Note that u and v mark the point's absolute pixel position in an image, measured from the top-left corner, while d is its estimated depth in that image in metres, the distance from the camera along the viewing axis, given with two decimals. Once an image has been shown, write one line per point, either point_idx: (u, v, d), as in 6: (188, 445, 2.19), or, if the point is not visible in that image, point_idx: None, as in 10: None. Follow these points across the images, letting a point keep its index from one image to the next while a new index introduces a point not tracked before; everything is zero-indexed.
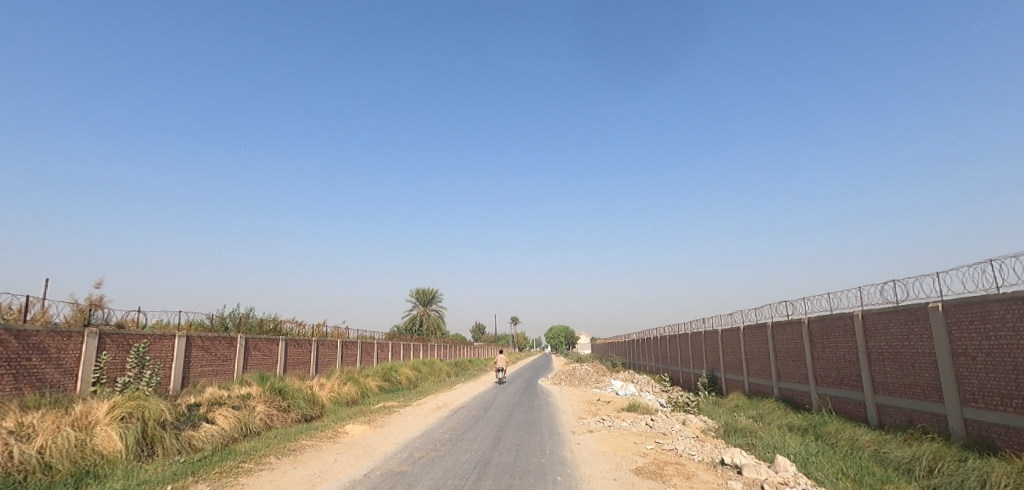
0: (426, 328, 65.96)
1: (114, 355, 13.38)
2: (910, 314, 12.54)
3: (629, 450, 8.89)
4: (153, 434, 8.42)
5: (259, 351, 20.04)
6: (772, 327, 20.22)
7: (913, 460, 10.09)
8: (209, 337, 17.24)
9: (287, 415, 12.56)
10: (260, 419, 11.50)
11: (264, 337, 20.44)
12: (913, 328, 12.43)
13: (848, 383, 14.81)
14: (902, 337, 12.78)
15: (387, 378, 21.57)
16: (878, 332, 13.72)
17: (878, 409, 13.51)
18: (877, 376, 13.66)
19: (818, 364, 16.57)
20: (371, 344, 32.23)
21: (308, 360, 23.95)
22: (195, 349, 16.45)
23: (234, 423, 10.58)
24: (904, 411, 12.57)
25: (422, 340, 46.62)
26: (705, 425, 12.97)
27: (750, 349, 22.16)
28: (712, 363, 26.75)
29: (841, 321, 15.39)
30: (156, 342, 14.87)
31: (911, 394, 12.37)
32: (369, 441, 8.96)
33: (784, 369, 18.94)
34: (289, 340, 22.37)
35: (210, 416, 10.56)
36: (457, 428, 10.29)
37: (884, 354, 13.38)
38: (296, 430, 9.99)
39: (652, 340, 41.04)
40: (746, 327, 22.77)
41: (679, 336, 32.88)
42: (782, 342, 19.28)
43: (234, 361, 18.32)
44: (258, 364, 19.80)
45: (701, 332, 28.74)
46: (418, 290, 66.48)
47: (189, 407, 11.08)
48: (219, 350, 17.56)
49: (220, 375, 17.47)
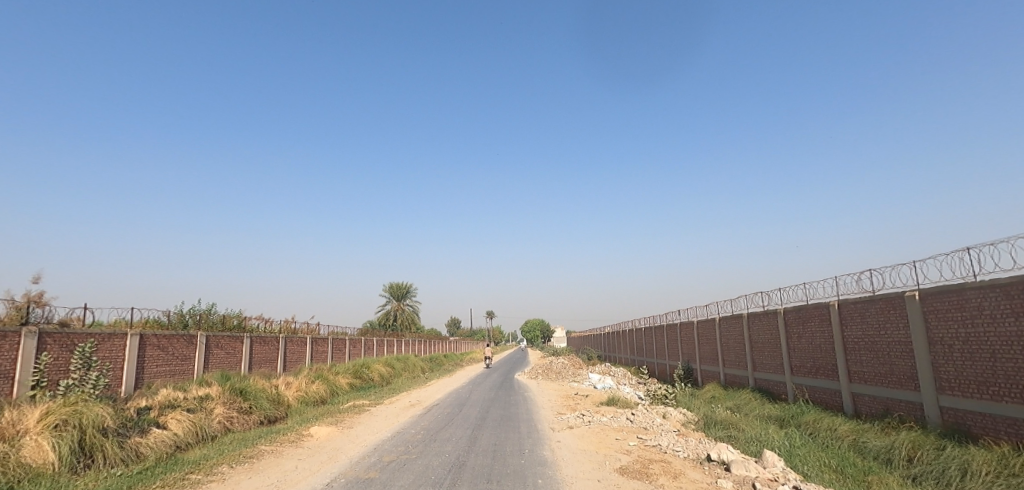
0: (400, 323, 64.97)
1: (57, 356, 12.41)
2: (886, 302, 12.48)
3: (611, 448, 8.50)
4: (92, 443, 7.69)
5: (222, 349, 19.10)
6: (748, 318, 20.20)
7: (892, 450, 9.96)
8: (166, 335, 16.28)
9: (248, 417, 11.81)
10: (217, 423, 10.77)
11: (227, 334, 19.51)
12: (889, 316, 12.38)
13: (824, 373, 14.80)
14: (879, 326, 12.73)
15: (358, 375, 20.87)
16: (854, 322, 13.66)
17: (854, 398, 13.48)
18: (853, 365, 13.62)
19: (794, 353, 16.54)
20: (343, 340, 31.37)
21: (275, 358, 23.04)
22: (150, 348, 15.50)
23: (188, 427, 9.85)
24: (880, 400, 12.54)
25: (396, 336, 45.80)
26: (684, 418, 12.71)
27: (726, 340, 22.14)
28: (687, 354, 26.79)
29: (817, 311, 15.33)
30: (105, 342, 13.90)
31: (887, 383, 12.33)
32: (335, 445, 8.32)
33: (760, 359, 18.93)
34: (254, 338, 21.44)
35: (160, 421, 9.79)
36: (430, 428, 9.79)
37: (861, 343, 13.33)
38: (255, 434, 9.29)
39: (627, 332, 41.05)
40: (722, 318, 22.74)
41: (654, 328, 32.89)
42: (758, 333, 19.25)
43: (194, 360, 17.38)
44: (220, 364, 18.87)
45: (676, 323, 28.75)
46: (391, 284, 65.38)
47: (138, 411, 10.29)
48: (177, 348, 16.62)
49: (179, 376, 16.53)
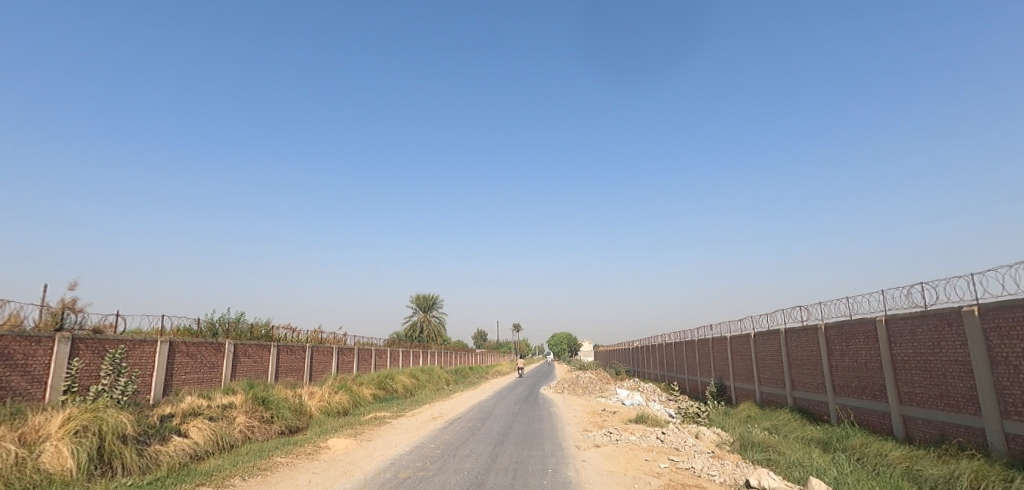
0: (427, 335, 65.05)
1: (88, 362, 12.56)
2: (941, 319, 11.63)
3: (641, 469, 7.98)
4: (111, 450, 7.62)
5: (249, 358, 19.22)
6: (785, 334, 19.30)
7: (952, 480, 9.15)
8: (195, 342, 16.42)
9: (270, 426, 11.68)
10: (238, 432, 10.67)
11: (254, 343, 19.63)
12: (944, 334, 11.53)
13: (871, 393, 13.90)
14: (932, 344, 11.87)
15: (382, 387, 20.71)
16: (904, 339, 12.80)
17: (905, 422, 12.59)
18: (903, 386, 12.74)
19: (837, 372, 15.63)
20: (369, 351, 31.38)
21: (302, 367, 23.11)
22: (179, 355, 15.64)
23: (209, 436, 9.77)
24: (935, 424, 11.65)
25: (422, 347, 45.76)
26: (719, 438, 12.05)
27: (762, 357, 21.20)
28: (720, 371, 25.80)
29: (862, 327, 14.46)
30: (135, 348, 14.06)
31: (943, 406, 11.45)
32: (351, 458, 8.04)
33: (798, 377, 18.01)
34: (281, 347, 21.54)
35: (182, 429, 9.72)
36: (451, 443, 9.46)
37: (912, 362, 12.46)
38: (273, 445, 9.14)
39: (657, 347, 40.00)
40: (757, 333, 21.84)
41: (685, 343, 31.92)
42: (797, 350, 18.33)
43: (222, 368, 17.50)
44: (247, 372, 18.96)
45: (708, 338, 27.80)
46: (418, 296, 65.61)
47: (161, 418, 10.27)
48: (205, 356, 16.75)
49: (206, 383, 16.64)
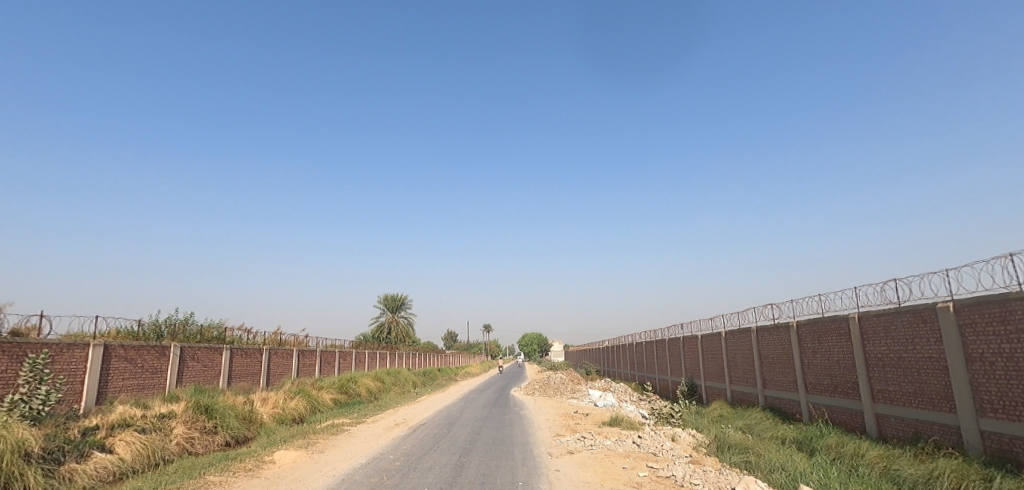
0: (394, 336, 63.70)
1: (5, 368, 11.27)
2: (915, 315, 11.43)
3: (618, 480, 7.36)
4: (9, 472, 6.64)
5: (198, 362, 17.95)
6: (757, 332, 19.11)
7: (932, 480, 8.87)
8: (135, 346, 15.13)
9: (212, 437, 10.62)
10: (174, 445, 9.63)
11: (204, 345, 18.35)
12: (918, 331, 11.34)
13: (844, 391, 13.71)
14: (906, 340, 11.68)
15: (344, 391, 19.71)
16: (877, 336, 12.60)
17: (878, 420, 12.40)
18: (876, 383, 12.55)
19: (809, 370, 15.44)
20: (332, 353, 30.15)
21: (258, 371, 21.85)
22: (116, 359, 14.36)
23: (137, 451, 8.74)
24: (909, 422, 11.45)
25: (389, 348, 44.56)
26: (694, 440, 11.60)
27: (733, 355, 21.02)
28: (691, 370, 25.63)
29: (835, 324, 14.27)
30: (62, 353, 12.79)
31: (917, 404, 11.25)
32: (297, 474, 7.15)
33: (770, 376, 17.81)
34: (234, 350, 20.25)
35: (106, 443, 8.66)
36: (412, 453, 8.70)
37: (885, 360, 12.26)
38: (208, 461, 8.17)
39: (628, 346, 39.86)
40: (728, 332, 21.66)
41: (656, 342, 31.76)
42: (768, 348, 18.13)
43: (167, 373, 16.23)
44: (195, 377, 17.70)
45: (679, 337, 27.65)
46: (385, 296, 64.07)
47: (84, 431, 9.18)
48: (146, 360, 15.46)
49: (148, 390, 15.36)
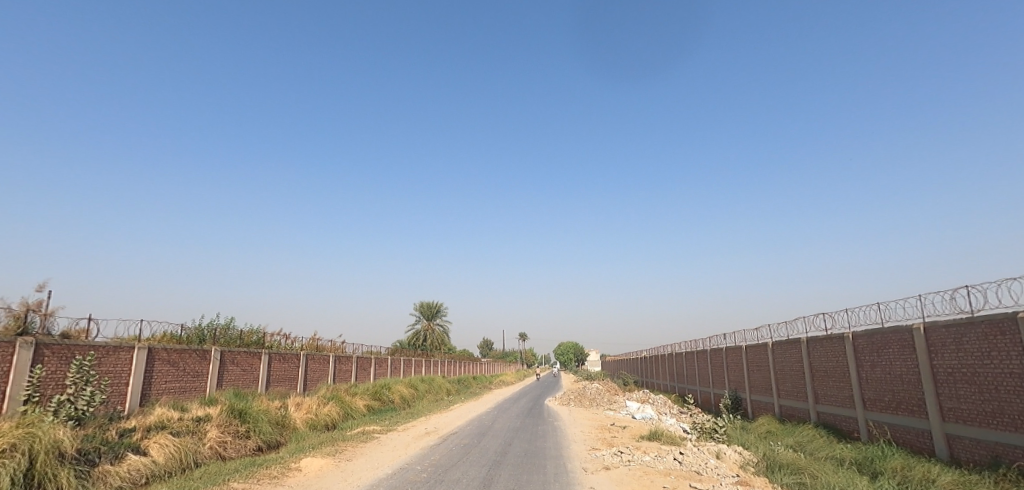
0: (430, 344, 63.98)
1: (54, 369, 11.58)
2: (992, 326, 10.43)
3: None
4: (42, 473, 6.64)
5: (237, 366, 18.21)
6: (807, 343, 18.05)
7: None
8: (177, 349, 15.42)
9: (244, 442, 10.59)
10: (208, 448, 9.63)
11: (243, 350, 18.61)
12: (996, 344, 10.34)
13: (908, 409, 12.67)
14: (981, 354, 10.67)
15: (378, 397, 19.64)
16: (946, 349, 11.59)
17: (949, 441, 11.37)
18: (947, 401, 11.52)
19: (867, 385, 14.41)
20: (368, 359, 30.30)
21: (295, 376, 22.05)
22: (158, 362, 14.66)
23: (170, 454, 8.74)
24: (987, 444, 10.42)
25: (425, 356, 44.63)
26: (742, 458, 10.87)
27: (781, 368, 19.93)
28: (735, 383, 24.54)
29: (896, 336, 13.24)
30: (108, 355, 13.10)
31: (996, 425, 10.23)
32: (322, 484, 6.92)
33: (823, 390, 16.76)
34: (272, 355, 20.50)
35: (141, 445, 8.69)
36: (440, 464, 8.38)
37: (956, 375, 11.24)
38: (234, 466, 8.08)
39: (667, 357, 38.63)
40: (775, 343, 20.59)
41: (697, 353, 30.66)
42: (821, 361, 17.04)
43: (207, 377, 16.50)
44: (234, 381, 17.94)
45: (721, 348, 26.57)
46: (421, 303, 64.48)
47: (121, 432, 9.25)
48: (188, 364, 15.73)
49: (189, 393, 15.62)
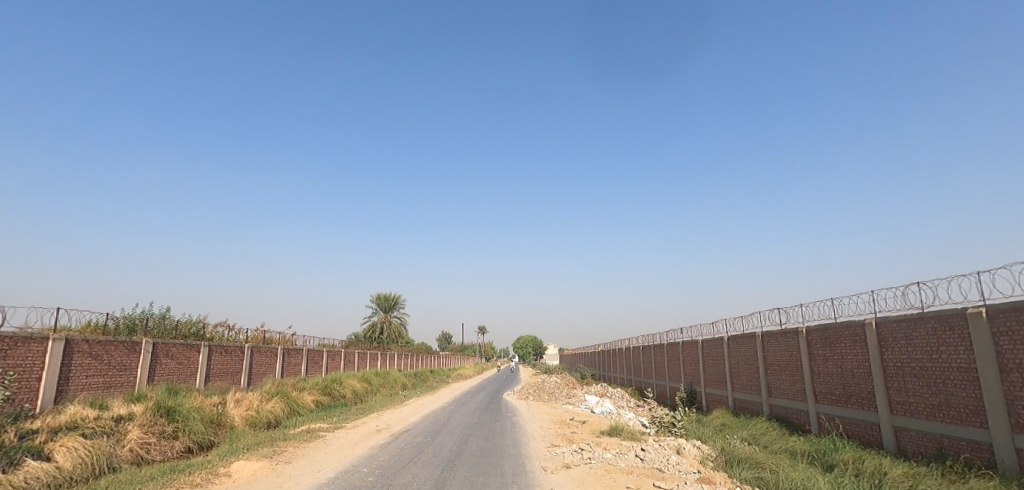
0: (386, 336, 62.60)
1: None
2: (941, 322, 10.58)
3: None
4: None
5: (173, 359, 16.95)
6: (762, 337, 18.23)
7: None
8: (101, 341, 14.13)
9: (171, 443, 9.63)
10: (126, 451, 8.69)
11: (179, 342, 17.33)
12: (944, 338, 10.50)
13: (857, 402, 12.86)
14: (930, 349, 10.83)
15: (328, 392, 18.74)
16: (896, 344, 11.75)
17: (897, 433, 11.55)
18: (895, 394, 11.70)
19: (819, 379, 14.60)
20: (320, 353, 29.12)
21: (239, 370, 20.81)
22: (78, 355, 13.37)
23: (79, 459, 7.80)
24: (933, 437, 10.59)
25: (381, 349, 43.50)
26: (700, 453, 10.71)
27: (736, 361, 20.13)
28: (690, 376, 24.78)
29: (849, 331, 13.40)
30: (17, 347, 11.80)
31: (943, 418, 10.39)
32: None
33: (776, 383, 16.96)
34: (213, 347, 19.23)
35: (44, 450, 7.70)
36: (389, 466, 7.75)
37: (906, 369, 11.40)
38: (148, 473, 7.23)
39: (624, 350, 38.93)
40: (731, 337, 20.80)
41: (653, 347, 30.91)
42: (775, 355, 17.24)
43: (137, 371, 15.24)
44: (169, 375, 16.69)
45: (678, 342, 26.81)
46: (379, 295, 63.01)
47: (22, 435, 8.21)
48: (114, 357, 14.45)
49: (115, 389, 14.36)
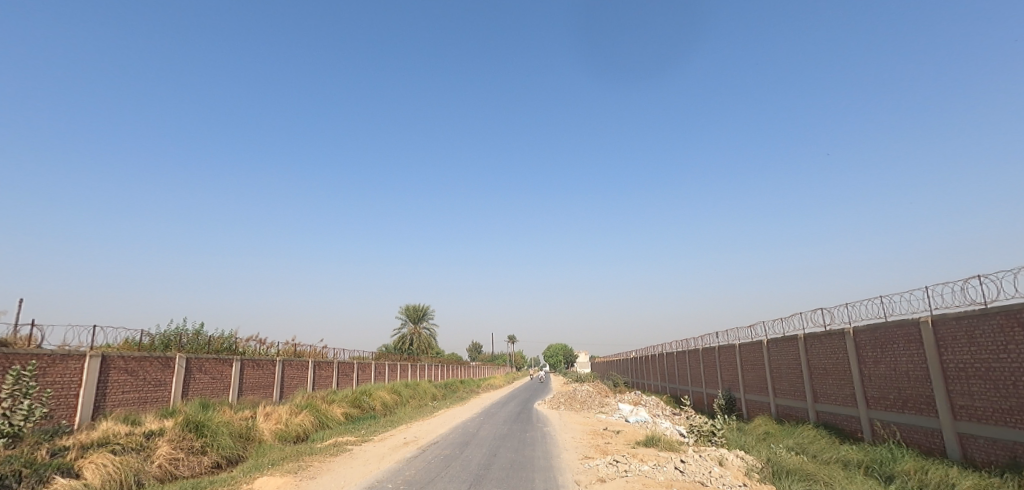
0: (416, 347, 62.74)
1: None
2: (1008, 318, 9.76)
3: None
4: None
5: (206, 374, 17.10)
6: (805, 340, 17.37)
7: None
8: (136, 357, 14.30)
9: (200, 458, 9.53)
10: (155, 467, 8.62)
11: (212, 357, 17.49)
12: (1011, 336, 9.68)
13: (914, 407, 12.02)
14: (996, 348, 10.00)
15: (358, 405, 18.63)
16: (957, 343, 10.91)
17: (962, 440, 10.70)
18: (958, 398, 10.86)
19: (870, 383, 13.74)
20: (350, 365, 29.18)
21: (271, 383, 20.91)
22: (114, 371, 13.54)
23: (108, 475, 7.73)
24: (1004, 444, 9.74)
25: (411, 360, 43.49)
26: (745, 464, 10.10)
27: (777, 366, 19.25)
28: (729, 383, 23.86)
29: (902, 330, 12.56)
30: (54, 364, 11.98)
31: (1014, 423, 9.55)
32: None
33: (822, 389, 16.09)
34: (245, 361, 19.36)
35: (72, 467, 7.64)
36: (415, 481, 7.41)
37: (969, 370, 10.57)
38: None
39: (657, 356, 37.96)
40: (771, 340, 19.90)
41: (688, 353, 29.98)
42: (819, 358, 16.36)
43: (171, 386, 15.39)
44: (202, 390, 16.82)
45: (713, 347, 25.92)
46: (408, 306, 63.30)
47: (54, 452, 8.20)
48: (148, 372, 14.61)
49: (150, 404, 14.49)
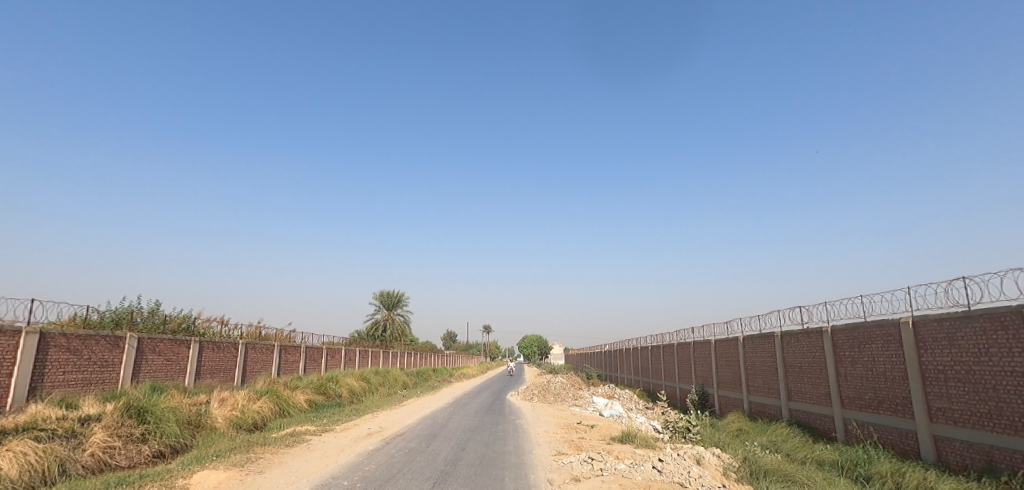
0: (390, 334, 61.82)
1: None
2: (991, 321, 9.55)
3: None
4: None
5: (160, 355, 16.13)
6: (781, 338, 17.20)
7: None
8: (80, 335, 13.31)
9: (139, 447, 8.75)
10: (86, 457, 7.83)
11: (167, 337, 16.51)
12: (994, 339, 9.47)
13: (890, 408, 11.87)
14: (978, 351, 9.78)
15: (323, 391, 17.86)
16: (937, 345, 10.71)
17: (937, 443, 10.54)
18: (936, 400, 10.67)
19: (846, 383, 13.60)
20: (319, 350, 28.29)
21: (232, 367, 19.98)
22: (54, 350, 12.55)
23: (26, 466, 6.92)
24: (981, 448, 9.58)
25: (383, 346, 42.67)
26: (721, 463, 9.76)
27: (752, 363, 19.11)
28: (702, 378, 23.76)
29: (881, 331, 12.37)
30: None
31: (992, 427, 9.37)
32: None
33: (797, 387, 15.95)
34: (204, 343, 18.40)
35: None
36: (373, 479, 6.78)
37: (948, 373, 10.38)
38: (88, 486, 6.29)
39: (632, 350, 37.88)
40: (747, 337, 19.74)
41: (663, 347, 29.87)
42: (796, 356, 16.19)
43: (120, 367, 14.42)
44: (155, 372, 15.86)
45: (688, 342, 25.80)
46: (382, 292, 62.23)
47: None
48: (94, 352, 13.62)
49: (94, 386, 13.53)
